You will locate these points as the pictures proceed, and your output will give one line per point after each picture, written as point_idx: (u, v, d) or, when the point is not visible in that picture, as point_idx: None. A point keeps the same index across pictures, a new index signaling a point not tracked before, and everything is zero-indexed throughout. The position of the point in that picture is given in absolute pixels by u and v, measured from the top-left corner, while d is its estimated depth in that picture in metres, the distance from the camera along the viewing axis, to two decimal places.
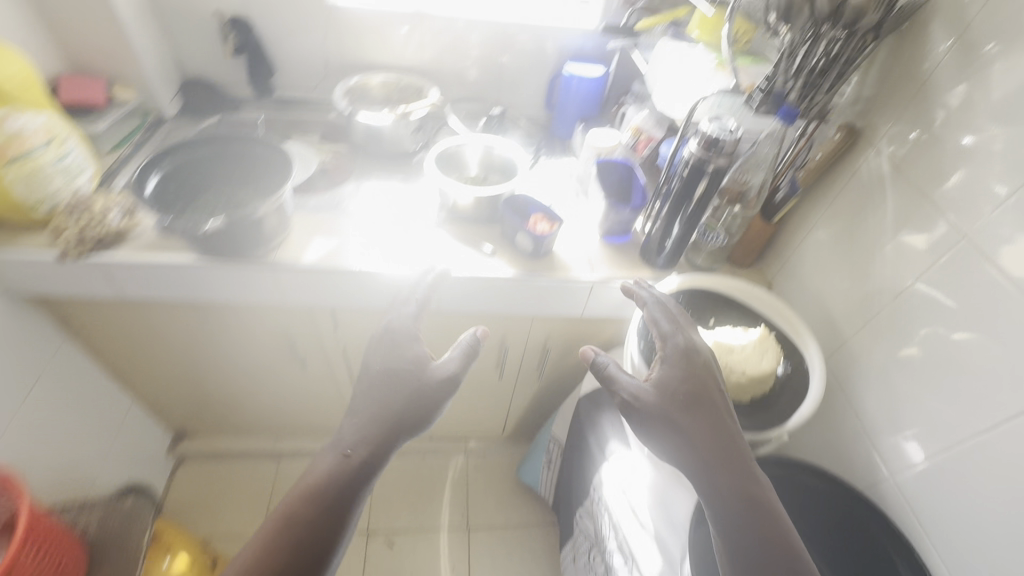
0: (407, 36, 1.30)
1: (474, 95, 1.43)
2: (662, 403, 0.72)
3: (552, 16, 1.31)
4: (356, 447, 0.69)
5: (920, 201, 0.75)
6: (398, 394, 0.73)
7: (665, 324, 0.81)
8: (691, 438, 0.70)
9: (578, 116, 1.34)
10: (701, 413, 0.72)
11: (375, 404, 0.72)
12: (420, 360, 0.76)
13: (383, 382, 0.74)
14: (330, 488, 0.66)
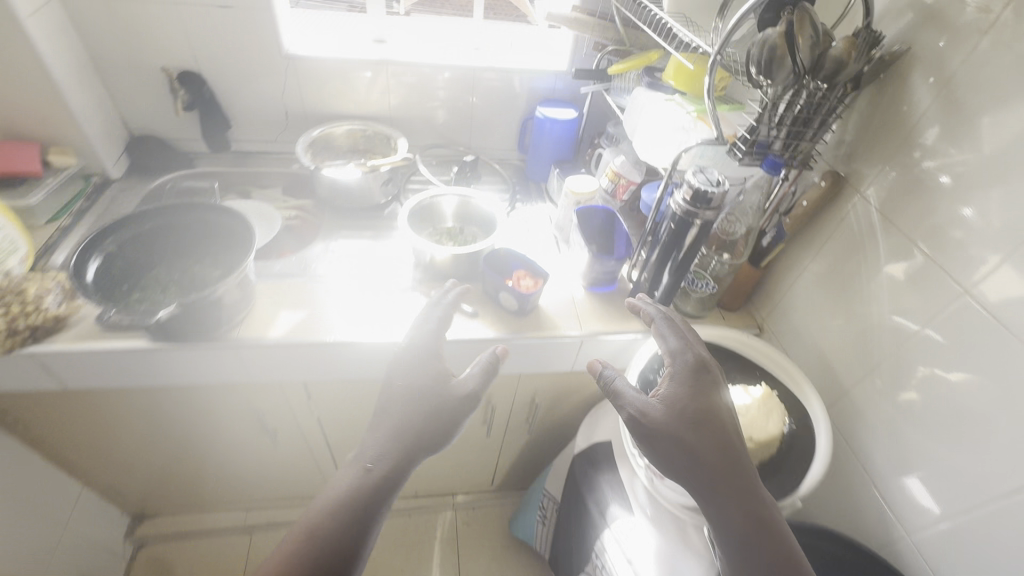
0: (371, 84, 1.25)
1: (444, 140, 1.39)
2: (668, 419, 0.68)
3: (521, 60, 1.28)
4: (378, 461, 0.67)
5: (914, 252, 0.73)
6: (421, 410, 0.70)
7: (671, 339, 0.77)
8: (700, 456, 0.66)
9: (553, 159, 1.31)
10: (710, 430, 0.67)
11: (397, 421, 0.69)
12: (441, 376, 0.73)
13: (405, 399, 0.71)
14: (354, 503, 0.63)
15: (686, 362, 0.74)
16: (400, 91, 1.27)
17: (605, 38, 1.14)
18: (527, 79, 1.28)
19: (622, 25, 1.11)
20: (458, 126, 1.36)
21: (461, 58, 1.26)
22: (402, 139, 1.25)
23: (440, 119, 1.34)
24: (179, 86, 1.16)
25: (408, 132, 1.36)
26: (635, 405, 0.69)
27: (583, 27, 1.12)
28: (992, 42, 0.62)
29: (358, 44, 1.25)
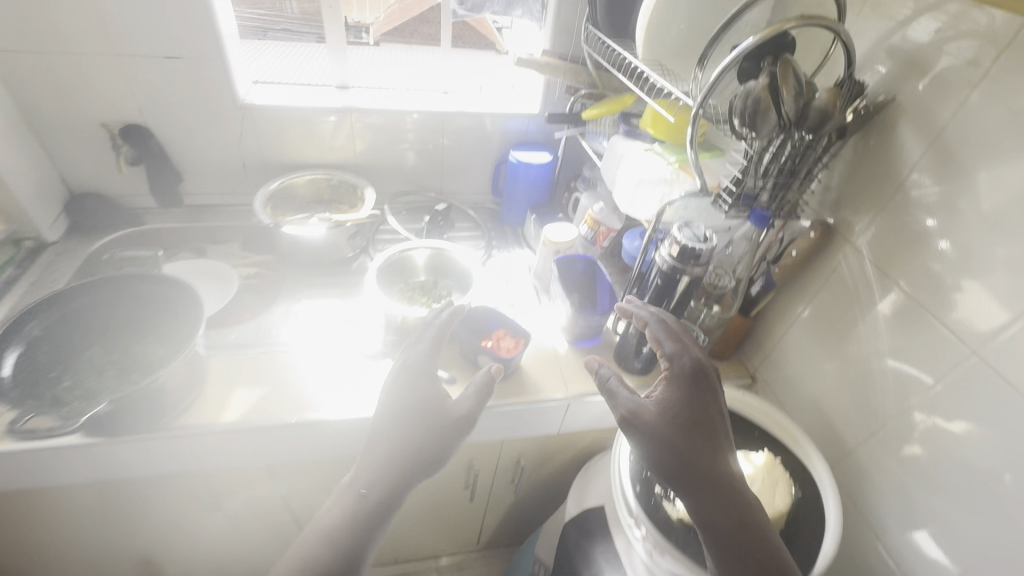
0: (335, 132, 1.19)
1: (415, 185, 1.33)
2: (659, 421, 0.66)
3: (492, 103, 1.24)
4: (373, 484, 0.63)
5: (914, 308, 0.70)
6: (415, 428, 0.66)
7: (667, 344, 0.74)
8: (689, 462, 0.64)
9: (529, 204, 1.26)
10: (701, 439, 0.65)
11: (391, 441, 0.65)
12: (436, 394, 0.69)
13: (400, 419, 0.66)
14: (354, 529, 0.61)
15: (681, 367, 0.71)
16: (366, 138, 1.21)
17: (577, 82, 1.10)
18: (498, 123, 1.23)
19: (593, 69, 1.08)
20: (429, 171, 1.30)
21: (430, 102, 1.21)
22: (369, 189, 1.19)
23: (410, 165, 1.28)
24: (123, 140, 1.07)
25: (376, 179, 1.29)
26: (626, 405, 0.68)
27: (554, 72, 1.09)
28: (983, 94, 0.59)
29: (320, 91, 1.19)
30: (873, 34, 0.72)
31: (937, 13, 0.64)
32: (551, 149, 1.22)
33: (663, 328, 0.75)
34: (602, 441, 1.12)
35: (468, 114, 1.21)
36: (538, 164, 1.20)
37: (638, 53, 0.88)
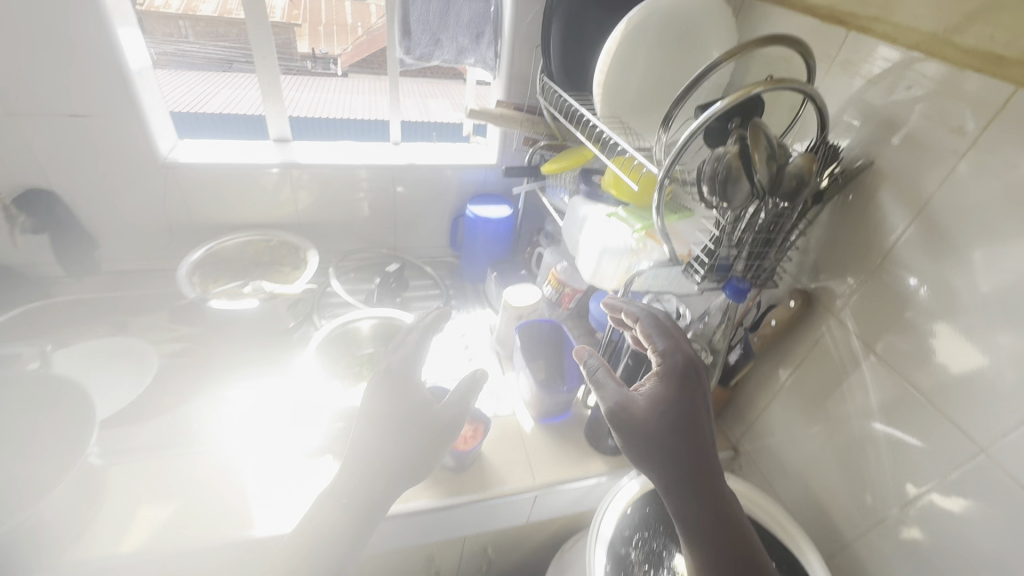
0: (273, 189, 1.08)
1: (367, 242, 1.23)
2: (643, 415, 0.60)
3: (447, 154, 1.16)
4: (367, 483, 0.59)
5: (908, 391, 0.63)
6: (399, 432, 0.61)
7: (659, 341, 0.66)
8: (670, 460, 0.57)
9: (490, 260, 1.18)
10: (687, 437, 0.58)
11: (385, 445, 0.61)
12: (417, 399, 0.64)
13: (391, 425, 0.62)
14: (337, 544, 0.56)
15: (670, 362, 0.64)
16: (310, 195, 1.11)
17: (534, 132, 1.04)
18: (454, 174, 1.15)
19: (552, 118, 1.01)
20: (382, 226, 1.21)
21: (380, 155, 1.13)
22: (313, 252, 1.08)
23: (361, 221, 1.18)
24: (22, 207, 0.94)
25: (324, 237, 1.19)
26: (611, 397, 0.63)
27: (510, 123, 1.02)
28: (973, 164, 0.53)
29: (258, 145, 1.09)
30: (844, 92, 0.67)
31: (914, 74, 0.59)
32: (510, 202, 1.15)
33: (654, 322, 0.69)
34: (576, 524, 1.01)
35: (421, 166, 1.12)
36: (497, 218, 1.12)
37: (598, 110, 0.81)
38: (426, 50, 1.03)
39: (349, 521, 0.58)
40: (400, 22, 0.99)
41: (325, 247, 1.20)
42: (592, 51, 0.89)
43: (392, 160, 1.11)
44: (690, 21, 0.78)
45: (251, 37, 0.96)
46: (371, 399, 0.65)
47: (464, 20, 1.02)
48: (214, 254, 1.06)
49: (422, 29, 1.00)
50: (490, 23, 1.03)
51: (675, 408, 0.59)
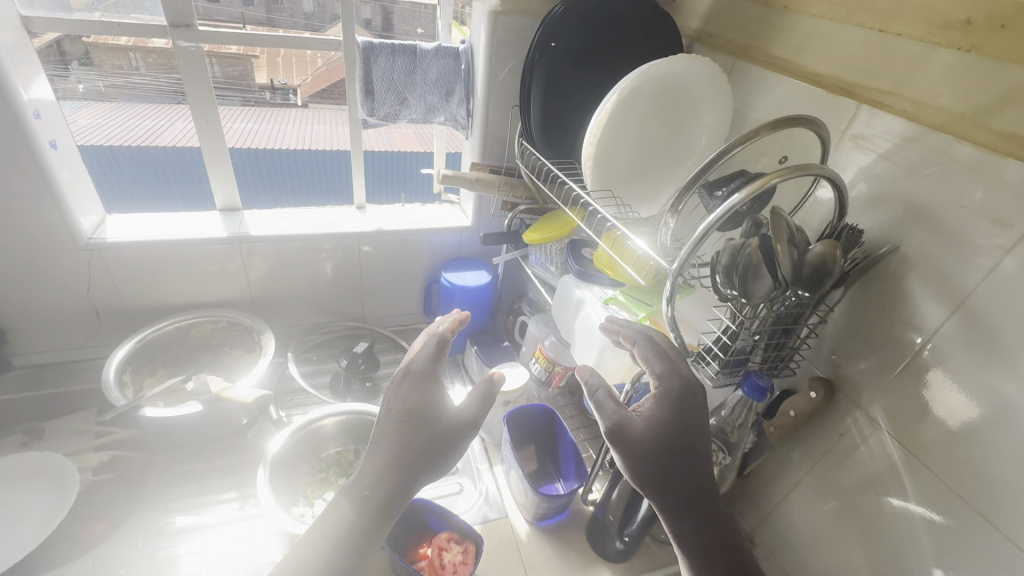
0: (219, 265, 0.95)
1: (330, 315, 1.10)
2: (644, 443, 0.51)
3: (418, 218, 1.07)
4: (371, 495, 0.49)
5: (957, 502, 0.55)
6: (408, 435, 0.50)
7: (656, 362, 0.57)
8: (670, 491, 0.50)
9: (468, 331, 1.08)
10: (688, 465, 0.51)
11: (395, 452, 0.50)
12: (422, 400, 0.53)
13: (403, 425, 0.51)
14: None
15: (668, 384, 0.54)
16: (262, 270, 0.99)
17: (512, 195, 0.96)
18: (425, 239, 1.06)
19: (529, 180, 0.93)
20: (347, 297, 1.09)
21: (343, 221, 1.02)
22: (268, 334, 0.95)
23: (322, 293, 1.06)
24: None
25: (280, 312, 1.05)
26: (609, 418, 0.53)
27: (486, 187, 0.93)
28: (1020, 260, 0.48)
29: (201, 217, 0.97)
30: (855, 168, 0.62)
31: (939, 155, 0.53)
32: (487, 266, 1.06)
33: (651, 344, 0.59)
34: None
35: (389, 231, 1.02)
36: (474, 286, 1.02)
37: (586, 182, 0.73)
38: (392, 110, 0.94)
39: (347, 539, 0.48)
40: (361, 82, 0.90)
41: (281, 323, 1.07)
42: (576, 114, 0.82)
43: (356, 226, 1.01)
44: (685, 88, 0.71)
45: (190, 101, 0.85)
46: (391, 396, 0.53)
47: (433, 79, 0.94)
48: (148, 344, 0.91)
49: (387, 89, 0.91)
50: (461, 82, 0.95)
51: (678, 438, 0.51)
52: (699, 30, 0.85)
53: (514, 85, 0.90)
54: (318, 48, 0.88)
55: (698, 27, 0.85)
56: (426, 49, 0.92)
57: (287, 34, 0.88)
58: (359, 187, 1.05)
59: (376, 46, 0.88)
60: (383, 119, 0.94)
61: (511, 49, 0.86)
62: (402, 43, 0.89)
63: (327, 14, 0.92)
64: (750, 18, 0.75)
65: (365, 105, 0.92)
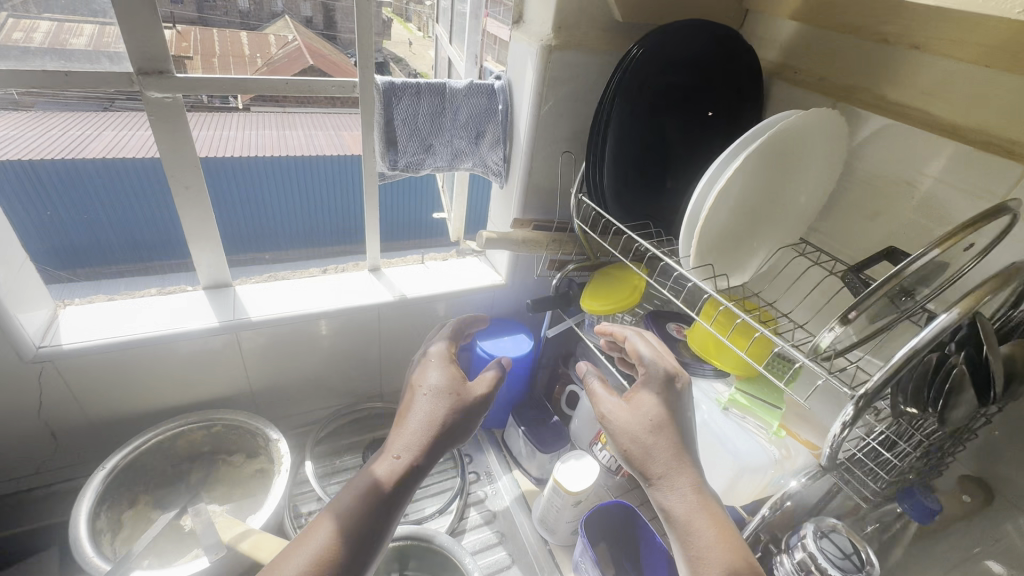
0: (211, 359, 0.77)
1: (344, 397, 0.93)
2: (630, 424, 0.54)
3: (446, 279, 0.92)
4: (406, 451, 0.53)
5: None
6: (437, 400, 0.58)
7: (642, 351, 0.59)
8: (653, 464, 0.52)
9: (509, 403, 0.94)
10: (676, 443, 0.53)
11: (430, 415, 0.56)
12: (446, 375, 0.61)
13: (432, 394, 0.58)
14: (361, 530, 0.48)
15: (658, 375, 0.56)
16: (265, 357, 0.81)
17: (561, 252, 0.82)
18: (453, 302, 0.91)
19: (582, 233, 0.79)
20: (366, 374, 0.93)
21: (360, 291, 0.86)
22: (279, 440, 0.77)
23: (339, 373, 0.90)
24: None
25: (289, 399, 0.88)
26: (600, 408, 0.57)
27: (534, 246, 0.80)
28: None
29: (184, 299, 0.78)
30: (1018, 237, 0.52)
31: None
32: (528, 333, 0.92)
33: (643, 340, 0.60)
34: None
35: (413, 298, 0.86)
36: (518, 359, 0.88)
37: (685, 255, 0.60)
38: (415, 159, 0.78)
39: (383, 494, 0.50)
40: (380, 129, 0.74)
41: (291, 411, 0.90)
42: (648, 165, 0.70)
43: (375, 297, 0.85)
44: (804, 143, 0.59)
45: (168, 164, 0.67)
46: (417, 377, 0.62)
47: (464, 122, 0.79)
48: (128, 468, 0.73)
49: (410, 135, 0.76)
50: (497, 123, 0.81)
51: (659, 412, 0.54)
52: (779, 63, 0.74)
53: (565, 128, 0.76)
54: (331, 91, 0.72)
55: (777, 61, 0.74)
56: (457, 87, 0.76)
57: (289, 76, 0.71)
58: (374, 248, 0.89)
59: (398, 86, 0.72)
60: (405, 170, 0.79)
61: (564, 88, 0.72)
62: (428, 82, 0.74)
63: (263, 8, 0.77)
64: (853, 54, 0.65)
65: (386, 155, 0.76)
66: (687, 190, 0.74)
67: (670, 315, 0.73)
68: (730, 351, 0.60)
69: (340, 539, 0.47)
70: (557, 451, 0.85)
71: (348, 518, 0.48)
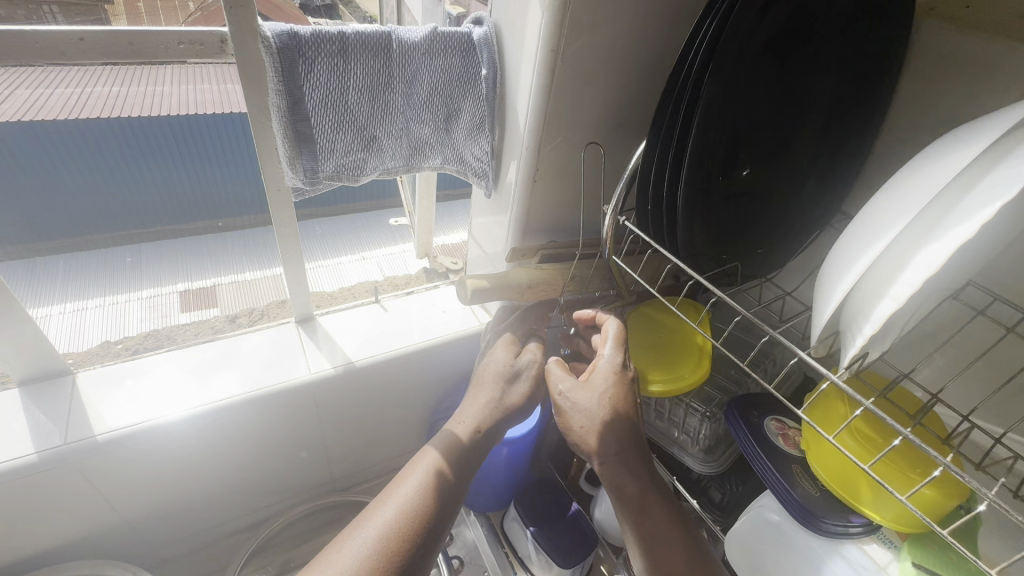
0: (32, 504, 0.48)
1: (277, 494, 0.67)
2: (590, 410, 0.44)
3: (412, 328, 0.64)
4: (479, 423, 0.47)
5: None
6: (496, 385, 0.49)
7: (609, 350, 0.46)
8: (608, 451, 0.44)
9: (508, 487, 0.69)
10: (636, 434, 0.45)
11: (495, 398, 0.48)
12: (510, 349, 0.51)
13: (492, 377, 0.49)
14: (435, 507, 0.41)
15: (616, 366, 0.45)
16: (134, 480, 0.53)
17: (580, 291, 0.55)
18: (424, 362, 0.64)
19: (615, 266, 0.51)
20: (303, 465, 0.65)
21: (278, 363, 0.58)
22: None
23: (262, 472, 0.62)
24: None
25: (193, 516, 0.61)
26: (555, 390, 0.47)
27: (541, 290, 0.52)
28: None
29: None
30: None
31: None
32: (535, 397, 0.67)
33: (611, 328, 0.47)
34: None
35: (363, 367, 0.59)
36: (523, 440, 0.64)
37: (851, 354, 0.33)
38: (350, 161, 0.48)
39: (453, 472, 0.44)
40: (281, 117, 0.43)
41: (196, 528, 0.62)
42: (725, 170, 0.42)
43: (304, 371, 0.57)
44: None
45: None
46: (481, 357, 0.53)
47: (426, 98, 0.49)
48: None
49: (337, 124, 0.46)
50: (478, 98, 0.51)
51: (631, 404, 0.45)
52: None
53: (590, 105, 0.47)
54: (181, 53, 0.40)
55: None
56: (409, 38, 0.46)
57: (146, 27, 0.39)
58: (301, 291, 0.60)
59: (305, 39, 0.41)
60: (334, 180, 0.49)
61: (593, 38, 0.42)
62: (359, 31, 0.43)
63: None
64: None
65: (299, 160, 0.46)
66: (772, 205, 0.47)
67: (761, 401, 0.47)
68: (892, 496, 0.36)
69: (412, 518, 0.40)
70: (581, 563, 0.62)
71: (419, 496, 0.41)
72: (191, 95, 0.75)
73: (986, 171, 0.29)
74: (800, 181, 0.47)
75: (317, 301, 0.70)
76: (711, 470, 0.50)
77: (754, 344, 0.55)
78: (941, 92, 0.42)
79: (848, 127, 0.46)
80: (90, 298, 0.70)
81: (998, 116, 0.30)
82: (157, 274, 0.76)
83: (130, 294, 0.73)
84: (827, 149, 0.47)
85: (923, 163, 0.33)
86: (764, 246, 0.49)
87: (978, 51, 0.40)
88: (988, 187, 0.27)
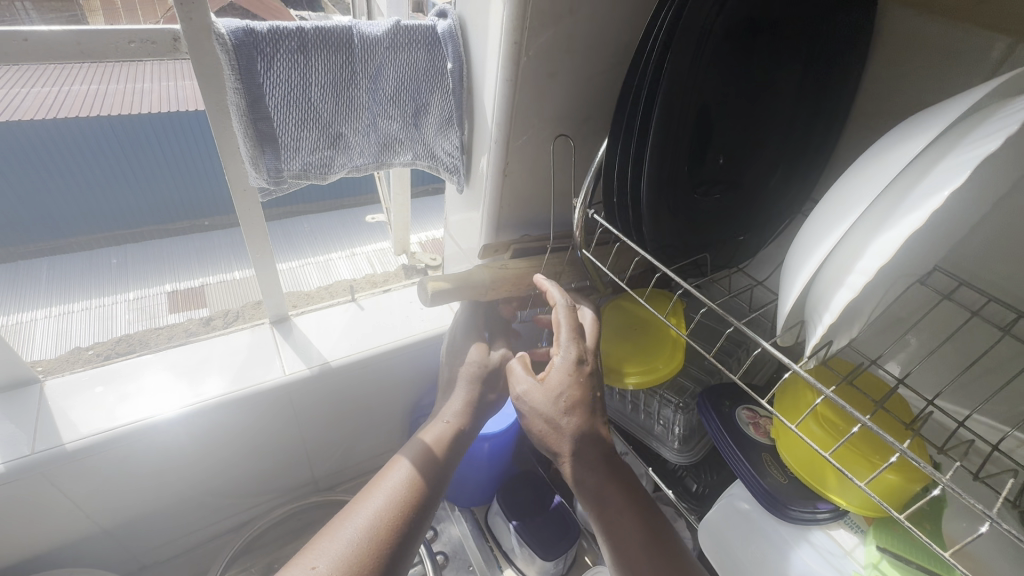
0: (5, 517, 0.48)
1: (262, 496, 0.66)
2: (547, 409, 0.43)
3: (389, 327, 0.64)
4: (458, 415, 0.48)
5: None
6: (473, 383, 0.50)
7: (561, 348, 0.44)
8: (568, 450, 0.43)
9: (490, 483, 0.69)
10: (597, 431, 0.43)
11: (468, 384, 0.50)
12: (482, 347, 0.52)
13: (466, 376, 0.50)
14: (422, 496, 0.42)
15: (569, 367, 0.43)
16: (109, 487, 0.52)
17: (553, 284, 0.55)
18: (403, 361, 0.63)
19: (585, 258, 0.50)
20: (284, 465, 0.65)
21: (253, 363, 0.57)
22: None
23: (241, 475, 0.62)
24: None
25: (172, 521, 0.60)
26: (516, 391, 0.46)
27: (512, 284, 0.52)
28: None
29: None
30: None
31: None
32: None
33: (564, 317, 0.44)
34: None
35: (339, 367, 0.59)
36: (503, 435, 0.64)
37: (814, 343, 0.33)
38: (316, 159, 0.47)
39: (435, 462, 0.44)
40: (242, 115, 0.42)
41: (178, 533, 0.62)
42: (691, 160, 0.42)
43: (280, 373, 0.56)
44: None
45: None
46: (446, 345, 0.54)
47: (392, 94, 0.48)
48: None
49: (301, 121, 0.45)
50: (445, 92, 0.50)
51: (589, 402, 0.43)
52: None
53: (559, 98, 0.46)
54: (139, 53, 0.39)
55: None
56: (372, 32, 0.45)
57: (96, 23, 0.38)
58: (276, 291, 0.59)
59: (261, 36, 0.40)
60: (302, 178, 0.48)
61: (558, 31, 0.42)
62: (319, 26, 0.42)
63: None
64: None
65: (262, 159, 0.45)
66: (740, 194, 0.47)
67: (730, 391, 0.48)
68: (854, 484, 0.36)
69: (397, 511, 0.40)
70: (563, 553, 0.62)
71: (406, 489, 0.41)
72: (172, 88, 0.75)
73: (938, 159, 0.29)
74: (767, 168, 0.48)
75: (294, 301, 0.70)
76: (687, 460, 0.50)
77: (723, 331, 0.56)
78: (904, 81, 0.43)
79: (815, 115, 0.46)
80: (75, 302, 0.68)
81: (953, 102, 0.30)
82: (142, 275, 0.76)
83: (116, 296, 0.71)
84: (791, 137, 0.47)
85: (880, 153, 0.33)
86: (743, 234, 0.50)
87: (941, 36, 0.40)
88: (941, 177, 0.28)
